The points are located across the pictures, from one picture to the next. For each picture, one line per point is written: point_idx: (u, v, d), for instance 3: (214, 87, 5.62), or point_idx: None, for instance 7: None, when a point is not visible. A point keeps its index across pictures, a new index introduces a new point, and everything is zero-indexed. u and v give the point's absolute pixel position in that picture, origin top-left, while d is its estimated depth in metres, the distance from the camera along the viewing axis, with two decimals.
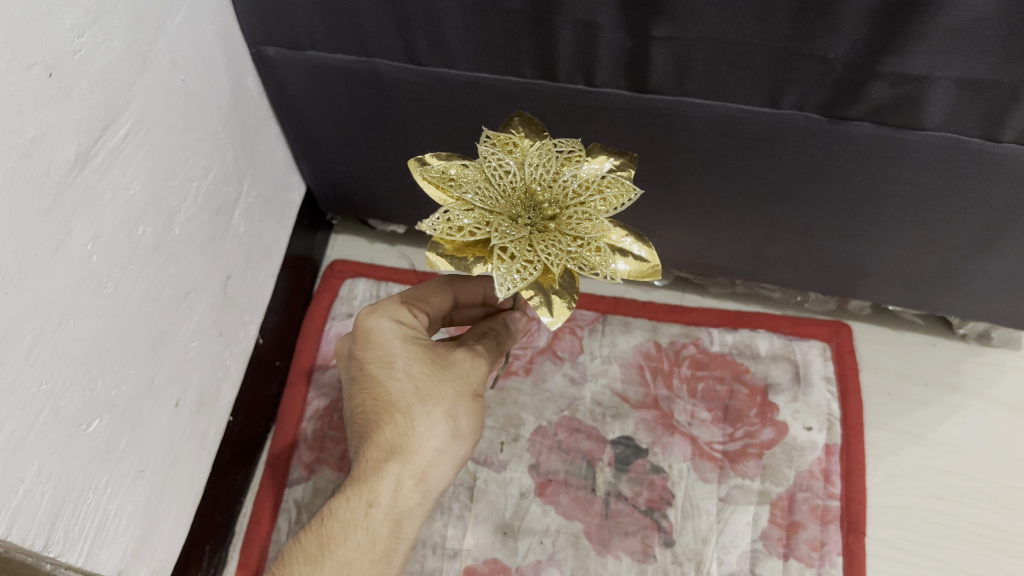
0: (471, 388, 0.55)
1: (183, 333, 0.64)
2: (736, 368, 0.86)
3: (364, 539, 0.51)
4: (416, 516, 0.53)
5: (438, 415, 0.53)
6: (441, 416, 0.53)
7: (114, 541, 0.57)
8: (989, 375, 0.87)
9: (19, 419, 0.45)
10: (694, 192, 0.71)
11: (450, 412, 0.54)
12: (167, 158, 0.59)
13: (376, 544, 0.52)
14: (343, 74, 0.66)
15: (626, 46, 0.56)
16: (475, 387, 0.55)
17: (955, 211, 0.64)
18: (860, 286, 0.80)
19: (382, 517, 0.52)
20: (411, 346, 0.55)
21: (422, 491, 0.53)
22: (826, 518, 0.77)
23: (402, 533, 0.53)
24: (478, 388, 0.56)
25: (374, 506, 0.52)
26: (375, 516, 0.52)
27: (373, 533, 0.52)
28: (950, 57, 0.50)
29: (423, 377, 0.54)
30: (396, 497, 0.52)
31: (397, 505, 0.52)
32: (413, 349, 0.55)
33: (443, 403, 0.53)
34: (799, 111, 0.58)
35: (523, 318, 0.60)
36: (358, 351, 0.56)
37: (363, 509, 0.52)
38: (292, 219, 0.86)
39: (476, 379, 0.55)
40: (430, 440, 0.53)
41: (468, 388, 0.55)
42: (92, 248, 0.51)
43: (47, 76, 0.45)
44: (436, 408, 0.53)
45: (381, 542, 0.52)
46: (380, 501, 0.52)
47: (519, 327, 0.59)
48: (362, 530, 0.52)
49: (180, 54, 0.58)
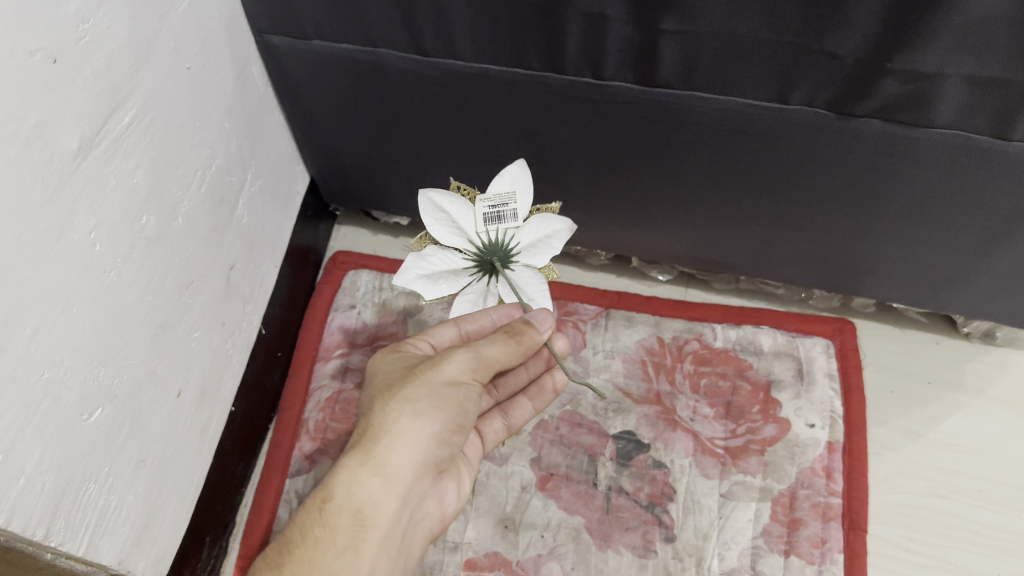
0: (443, 376, 0.52)
1: (185, 322, 0.63)
2: (738, 365, 0.85)
3: (320, 534, 0.49)
4: (380, 507, 0.50)
5: (394, 401, 0.51)
6: (397, 400, 0.51)
7: (115, 532, 0.57)
8: (992, 374, 0.86)
9: (19, 410, 0.45)
10: (700, 187, 0.70)
11: (408, 396, 0.51)
12: (171, 148, 0.58)
13: (336, 538, 0.49)
14: (348, 64, 0.65)
15: (634, 39, 0.56)
16: (448, 376, 0.52)
17: (963, 209, 0.64)
18: (865, 284, 0.80)
19: (340, 508, 0.50)
20: (396, 360, 0.56)
21: (384, 479, 0.50)
22: (827, 515, 0.77)
23: (362, 525, 0.49)
24: (454, 377, 0.52)
25: (328, 501, 0.50)
26: (330, 509, 0.50)
27: (331, 526, 0.49)
28: (961, 54, 0.50)
29: (392, 379, 0.54)
30: (353, 486, 0.50)
31: (354, 494, 0.50)
32: (399, 361, 0.56)
33: (401, 389, 0.51)
34: (807, 106, 0.58)
35: (544, 315, 0.57)
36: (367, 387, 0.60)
37: (318, 505, 0.50)
38: (295, 209, 0.85)
39: (446, 363, 0.52)
40: (385, 425, 0.50)
41: (433, 373, 0.52)
42: (95, 236, 0.50)
43: (49, 62, 0.45)
44: (394, 395, 0.51)
45: (340, 535, 0.49)
46: (333, 496, 0.50)
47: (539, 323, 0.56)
48: (318, 525, 0.49)
49: (185, 42, 0.58)
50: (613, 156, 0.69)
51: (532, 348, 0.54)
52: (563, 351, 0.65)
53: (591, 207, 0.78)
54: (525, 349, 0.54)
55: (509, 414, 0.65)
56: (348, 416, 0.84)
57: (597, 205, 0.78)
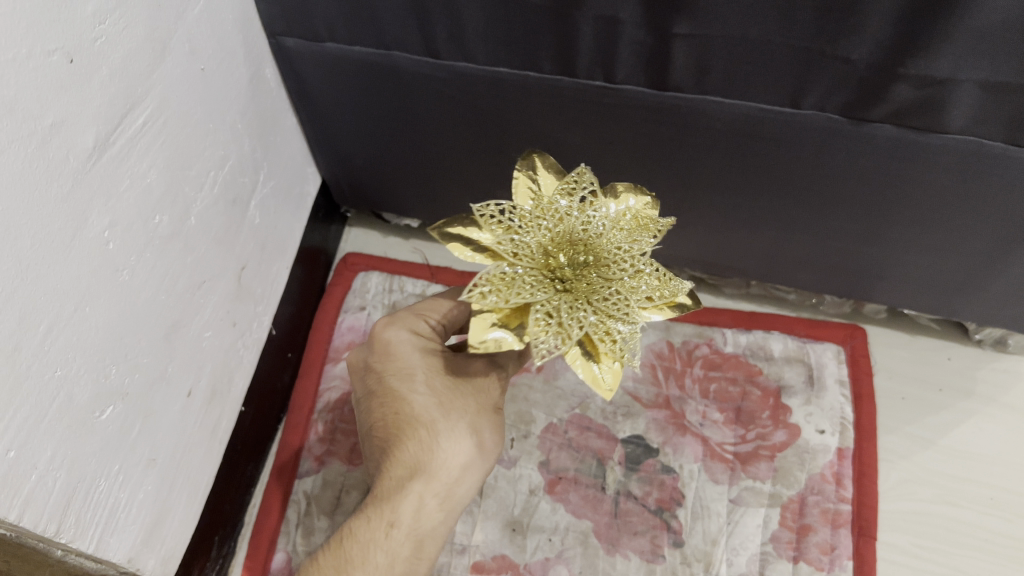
0: (491, 405, 0.55)
1: (196, 322, 0.63)
2: (749, 370, 0.85)
3: (383, 558, 0.51)
4: (438, 536, 0.52)
5: (459, 428, 0.53)
6: (465, 430, 0.53)
7: (125, 530, 0.58)
8: (1005, 382, 0.86)
9: (33, 406, 0.45)
10: (711, 191, 0.70)
11: (472, 426, 0.53)
12: (185, 148, 0.58)
13: (396, 564, 0.51)
14: (362, 67, 0.66)
15: (647, 43, 0.56)
16: (494, 404, 0.56)
17: (976, 215, 0.63)
18: (878, 290, 0.79)
19: (404, 537, 0.51)
20: (431, 358, 0.55)
21: (447, 509, 0.53)
22: (837, 522, 0.77)
23: (420, 555, 0.52)
24: (496, 404, 0.56)
25: (396, 526, 0.51)
26: (397, 535, 0.51)
27: (394, 553, 0.51)
28: (975, 59, 0.50)
29: (444, 392, 0.54)
30: (420, 514, 0.52)
31: (421, 523, 0.51)
32: (434, 361, 0.55)
33: (461, 416, 0.53)
34: (820, 110, 0.58)
35: None
36: (378, 364, 0.56)
37: (384, 529, 0.51)
38: (306, 211, 0.85)
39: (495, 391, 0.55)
40: (453, 456, 0.52)
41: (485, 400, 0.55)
42: (109, 235, 0.51)
43: (67, 62, 0.45)
44: (456, 423, 0.53)
45: (401, 563, 0.51)
46: (402, 521, 0.51)
47: None
48: (381, 549, 0.51)
49: (199, 43, 0.58)
50: (624, 159, 0.69)
51: None
52: None
53: None
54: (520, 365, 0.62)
55: None
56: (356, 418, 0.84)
57: None
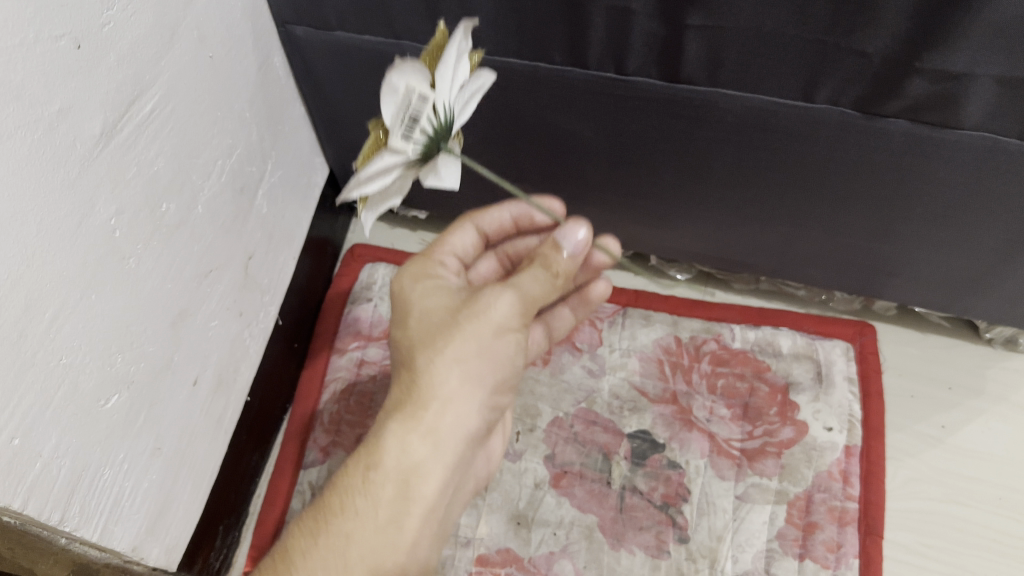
0: (490, 331, 0.52)
1: (203, 311, 0.63)
2: (757, 366, 0.85)
3: (366, 502, 0.50)
4: (426, 473, 0.51)
5: (442, 359, 0.51)
6: (447, 363, 0.51)
7: (129, 519, 0.57)
8: (1014, 381, 0.85)
9: (38, 393, 0.45)
10: (722, 185, 0.70)
11: (456, 358, 0.51)
12: (193, 136, 0.58)
13: (382, 506, 0.50)
14: (370, 55, 0.65)
15: (659, 34, 0.55)
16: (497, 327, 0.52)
17: (991, 212, 0.63)
18: (889, 287, 0.79)
19: (386, 477, 0.50)
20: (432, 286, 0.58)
21: (433, 447, 0.51)
22: (843, 520, 0.76)
23: (406, 495, 0.50)
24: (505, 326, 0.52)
25: (375, 469, 0.50)
26: (376, 477, 0.50)
27: (377, 497, 0.50)
28: (992, 54, 0.49)
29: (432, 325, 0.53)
30: (403, 454, 0.50)
31: (403, 463, 0.50)
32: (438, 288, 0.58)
33: (447, 345, 0.51)
34: (833, 105, 0.57)
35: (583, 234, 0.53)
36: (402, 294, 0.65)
37: (363, 473, 0.50)
38: (315, 201, 0.85)
39: (493, 312, 0.52)
40: (434, 389, 0.51)
41: (481, 327, 0.51)
42: (116, 223, 0.50)
43: (74, 48, 0.45)
44: (438, 353, 0.51)
45: (386, 506, 0.50)
46: (383, 464, 0.50)
47: (570, 249, 0.53)
48: (362, 494, 0.50)
49: (207, 30, 0.57)
50: (634, 151, 0.68)
51: (568, 272, 0.54)
52: (562, 325, 0.72)
53: (611, 204, 0.78)
54: (561, 282, 0.54)
55: (549, 322, 0.72)
56: (362, 409, 0.84)
57: (617, 203, 0.77)
